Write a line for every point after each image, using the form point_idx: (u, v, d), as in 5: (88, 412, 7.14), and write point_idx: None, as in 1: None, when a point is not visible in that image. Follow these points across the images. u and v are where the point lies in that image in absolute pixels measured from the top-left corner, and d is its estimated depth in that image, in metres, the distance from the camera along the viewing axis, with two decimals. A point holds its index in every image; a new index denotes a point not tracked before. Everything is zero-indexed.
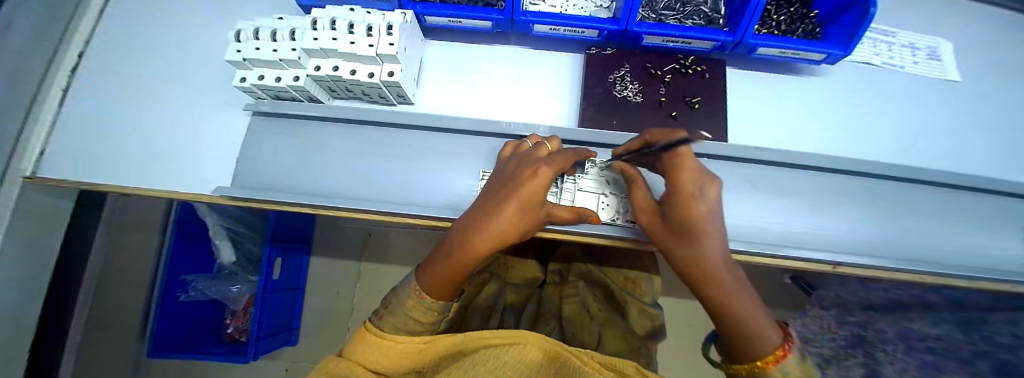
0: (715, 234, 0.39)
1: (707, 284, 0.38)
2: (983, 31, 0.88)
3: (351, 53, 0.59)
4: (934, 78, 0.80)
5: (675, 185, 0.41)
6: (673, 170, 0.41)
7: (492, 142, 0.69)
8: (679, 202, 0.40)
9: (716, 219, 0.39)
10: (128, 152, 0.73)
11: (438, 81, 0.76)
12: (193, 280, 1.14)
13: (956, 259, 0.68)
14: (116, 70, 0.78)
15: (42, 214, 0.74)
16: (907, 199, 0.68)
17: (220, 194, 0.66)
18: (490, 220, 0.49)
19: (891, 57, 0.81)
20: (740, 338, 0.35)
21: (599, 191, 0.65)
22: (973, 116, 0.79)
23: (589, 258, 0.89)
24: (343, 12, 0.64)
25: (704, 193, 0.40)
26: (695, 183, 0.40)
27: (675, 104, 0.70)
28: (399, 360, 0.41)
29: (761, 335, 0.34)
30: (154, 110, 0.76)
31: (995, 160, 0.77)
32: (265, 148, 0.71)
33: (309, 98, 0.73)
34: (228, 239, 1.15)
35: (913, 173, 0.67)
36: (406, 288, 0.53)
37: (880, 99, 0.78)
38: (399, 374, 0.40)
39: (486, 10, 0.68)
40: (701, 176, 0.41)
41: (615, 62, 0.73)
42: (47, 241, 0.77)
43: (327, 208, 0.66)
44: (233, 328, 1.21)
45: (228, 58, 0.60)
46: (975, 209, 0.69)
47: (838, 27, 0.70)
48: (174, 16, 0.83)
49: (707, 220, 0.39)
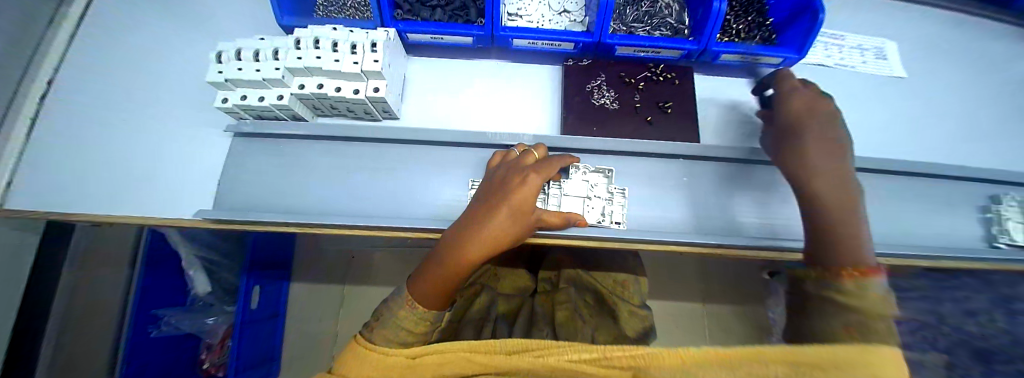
0: (829, 177, 0.56)
1: (835, 220, 0.53)
2: (920, 32, 0.97)
3: (336, 70, 0.60)
4: (881, 76, 0.88)
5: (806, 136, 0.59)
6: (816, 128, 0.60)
7: (477, 152, 0.70)
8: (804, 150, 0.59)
9: (831, 167, 0.57)
10: (102, 180, 0.71)
11: (422, 95, 0.78)
12: (166, 314, 1.07)
13: (916, 239, 0.73)
14: (84, 94, 0.76)
15: (9, 249, 0.70)
16: (868, 187, 0.73)
17: (202, 217, 0.64)
18: (481, 226, 0.50)
19: (841, 58, 0.88)
20: (844, 250, 0.50)
21: (585, 195, 0.67)
22: (918, 108, 0.86)
23: (578, 263, 0.89)
24: (326, 31, 0.65)
25: (824, 145, 0.58)
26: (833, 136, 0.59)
27: (650, 109, 0.73)
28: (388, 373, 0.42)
29: (856, 251, 0.49)
30: (131, 136, 0.74)
31: (941, 148, 0.83)
32: (248, 169, 0.70)
33: (292, 116, 0.73)
34: (202, 268, 1.10)
35: (872, 162, 0.72)
36: (397, 299, 0.53)
37: (836, 96, 0.84)
38: None
39: (466, 26, 0.70)
40: (819, 135, 0.59)
41: (592, 71, 0.77)
42: (16, 277, 0.72)
43: (312, 225, 0.65)
44: (209, 362, 1.19)
45: (210, 79, 0.60)
46: (928, 193, 0.75)
47: (792, 33, 0.76)
48: (146, 38, 0.82)
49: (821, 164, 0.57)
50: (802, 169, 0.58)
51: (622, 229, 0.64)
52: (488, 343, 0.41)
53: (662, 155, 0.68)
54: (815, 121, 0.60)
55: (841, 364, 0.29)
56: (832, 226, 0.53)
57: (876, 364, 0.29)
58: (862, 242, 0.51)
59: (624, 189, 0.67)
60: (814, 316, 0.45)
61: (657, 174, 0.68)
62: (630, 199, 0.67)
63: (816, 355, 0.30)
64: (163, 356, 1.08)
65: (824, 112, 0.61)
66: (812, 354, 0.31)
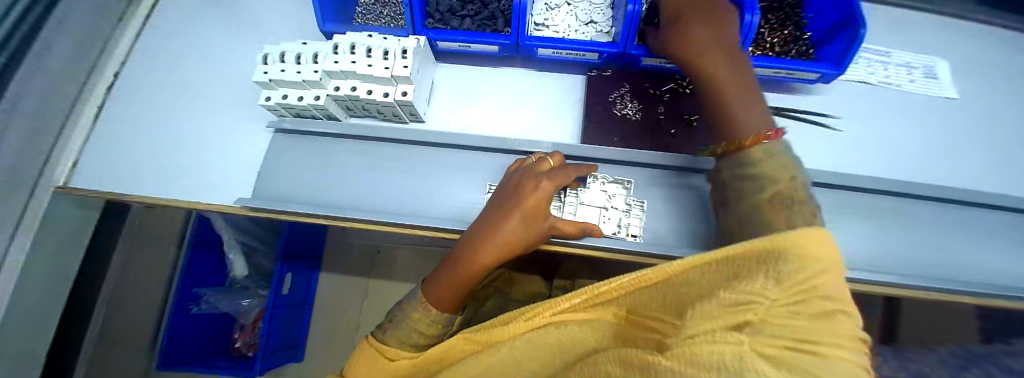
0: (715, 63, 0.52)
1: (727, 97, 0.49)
2: (981, 50, 0.89)
3: (369, 75, 0.64)
4: (932, 96, 0.82)
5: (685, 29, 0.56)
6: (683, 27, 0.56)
7: (497, 158, 0.72)
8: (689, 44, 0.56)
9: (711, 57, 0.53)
10: (156, 165, 0.79)
11: (448, 100, 0.81)
12: (206, 293, 1.17)
13: (964, 276, 0.67)
14: (147, 87, 0.85)
15: (69, 224, 0.79)
16: (912, 215, 0.68)
17: (242, 205, 0.69)
18: (494, 232, 0.52)
19: (887, 75, 0.83)
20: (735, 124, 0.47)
21: (602, 206, 0.66)
22: (975, 132, 0.79)
23: (593, 273, 0.89)
24: (361, 37, 0.69)
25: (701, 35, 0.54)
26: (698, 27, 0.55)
27: (674, 122, 0.72)
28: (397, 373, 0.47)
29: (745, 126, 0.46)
30: (183, 126, 0.82)
31: (1000, 177, 0.76)
32: (284, 163, 0.76)
33: (328, 116, 0.77)
34: (242, 253, 1.17)
35: (917, 189, 0.66)
36: (412, 301, 0.55)
37: (879, 115, 0.79)
38: None
39: (493, 35, 0.73)
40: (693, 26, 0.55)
41: (616, 82, 0.77)
42: (74, 246, 0.82)
43: (340, 218, 0.69)
44: (241, 342, 1.24)
45: (256, 79, 0.66)
46: (982, 226, 0.68)
47: (831, 48, 0.72)
48: (204, 40, 0.91)
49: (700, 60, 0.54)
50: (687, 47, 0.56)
51: (638, 243, 0.64)
52: (484, 323, 0.44)
53: (683, 169, 0.67)
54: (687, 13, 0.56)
55: (779, 254, 0.25)
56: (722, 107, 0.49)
57: (802, 249, 0.25)
58: (747, 114, 0.47)
59: (641, 202, 0.67)
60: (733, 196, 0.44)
61: (678, 187, 0.67)
62: (647, 211, 0.66)
63: (761, 247, 0.26)
64: (200, 332, 1.18)
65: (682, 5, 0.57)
66: (755, 247, 0.26)
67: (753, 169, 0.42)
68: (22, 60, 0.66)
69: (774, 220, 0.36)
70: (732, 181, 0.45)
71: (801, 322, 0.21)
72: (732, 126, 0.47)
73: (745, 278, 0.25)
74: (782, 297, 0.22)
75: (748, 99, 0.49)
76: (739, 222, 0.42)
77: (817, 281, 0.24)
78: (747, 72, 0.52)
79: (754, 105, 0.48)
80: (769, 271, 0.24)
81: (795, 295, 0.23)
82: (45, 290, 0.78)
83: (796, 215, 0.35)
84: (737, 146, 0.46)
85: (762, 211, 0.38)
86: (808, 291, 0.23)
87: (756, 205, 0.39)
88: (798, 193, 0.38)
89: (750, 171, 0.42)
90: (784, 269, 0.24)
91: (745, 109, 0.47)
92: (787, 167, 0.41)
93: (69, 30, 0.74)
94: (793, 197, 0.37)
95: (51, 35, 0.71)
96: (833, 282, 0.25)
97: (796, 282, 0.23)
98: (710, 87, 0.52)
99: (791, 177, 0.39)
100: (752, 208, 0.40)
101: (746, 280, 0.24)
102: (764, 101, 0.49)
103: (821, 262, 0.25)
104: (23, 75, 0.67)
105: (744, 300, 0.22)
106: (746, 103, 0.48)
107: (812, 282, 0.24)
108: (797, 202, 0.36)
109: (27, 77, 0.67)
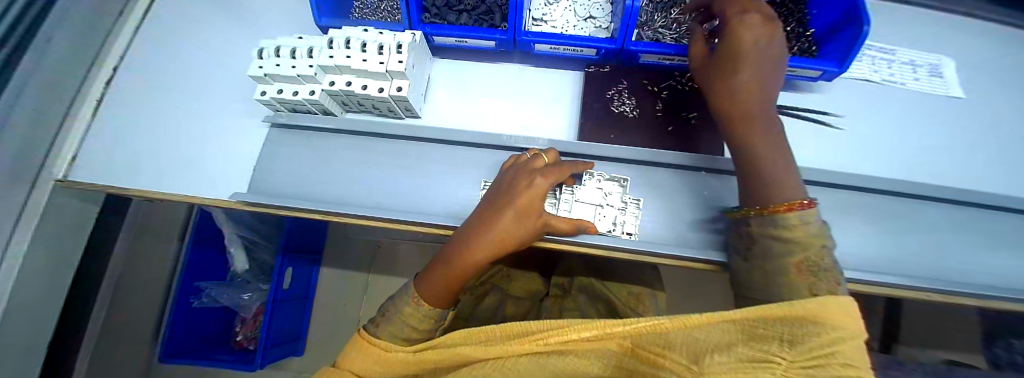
0: (756, 121, 0.51)
1: (765, 159, 0.49)
2: (987, 48, 0.87)
3: (364, 70, 0.63)
4: (937, 95, 0.80)
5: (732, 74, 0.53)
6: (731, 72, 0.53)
7: (493, 154, 0.71)
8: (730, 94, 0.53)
9: (755, 113, 0.51)
10: (153, 160, 0.79)
11: (445, 96, 0.80)
12: (206, 287, 1.16)
13: (965, 277, 0.66)
14: (146, 82, 0.85)
15: (70, 218, 0.80)
16: (915, 215, 0.66)
17: (238, 199, 0.69)
18: (489, 229, 0.51)
19: (891, 73, 0.81)
20: (767, 189, 0.47)
21: (597, 203, 0.66)
22: (981, 132, 0.78)
23: (594, 271, 0.88)
24: (357, 32, 0.69)
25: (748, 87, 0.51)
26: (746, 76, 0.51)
27: (673, 119, 0.71)
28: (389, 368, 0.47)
29: (781, 193, 0.46)
30: (180, 122, 0.82)
31: (1007, 177, 0.75)
32: (281, 157, 0.75)
33: (324, 111, 0.77)
34: (242, 246, 1.18)
35: (919, 189, 0.65)
36: (406, 295, 0.55)
37: (883, 114, 0.77)
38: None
39: (489, 30, 0.72)
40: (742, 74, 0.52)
41: (614, 78, 0.76)
42: (75, 240, 0.83)
43: (336, 214, 0.69)
44: (242, 335, 1.26)
45: (251, 74, 0.65)
46: (987, 227, 0.67)
47: (833, 45, 0.71)
48: (202, 35, 0.90)
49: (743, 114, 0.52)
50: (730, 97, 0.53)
51: (634, 240, 0.63)
52: (482, 331, 0.40)
53: (681, 166, 0.66)
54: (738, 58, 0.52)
55: (804, 320, 0.28)
56: (758, 168, 0.49)
57: (827, 317, 0.28)
58: (784, 179, 0.47)
59: (637, 200, 0.66)
60: (763, 259, 0.46)
61: (675, 185, 0.66)
62: (643, 209, 0.66)
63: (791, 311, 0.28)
64: (201, 325, 1.19)
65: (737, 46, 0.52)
66: (782, 311, 0.28)
67: (785, 235, 0.43)
68: (23, 54, 0.66)
69: (798, 287, 0.40)
70: (760, 238, 0.47)
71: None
72: (768, 199, 0.47)
73: (765, 340, 0.27)
74: (797, 359, 0.26)
75: (785, 163, 0.48)
76: (763, 274, 0.45)
77: (840, 348, 0.27)
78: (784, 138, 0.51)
79: (789, 170, 0.48)
80: (791, 336, 0.27)
81: (812, 359, 0.26)
82: (46, 283, 0.78)
83: (822, 283, 0.39)
84: (770, 213, 0.45)
85: (788, 276, 0.41)
86: (827, 356, 0.26)
87: (784, 267, 0.42)
88: (825, 259, 0.41)
89: (779, 234, 0.44)
90: (801, 334, 0.27)
91: (786, 185, 0.46)
92: (819, 235, 0.42)
93: (70, 24, 0.74)
94: (820, 264, 0.40)
95: (52, 29, 0.71)
96: (857, 350, 0.28)
97: (813, 346, 0.26)
98: (751, 155, 0.50)
99: (822, 244, 0.41)
100: (777, 267, 0.43)
101: (763, 342, 0.27)
102: (800, 175, 0.48)
103: (849, 331, 0.28)
104: (24, 69, 0.67)
105: (763, 360, 0.26)
106: (783, 167, 0.48)
107: (832, 348, 0.26)
108: (824, 269, 0.40)
109: (27, 71, 0.67)
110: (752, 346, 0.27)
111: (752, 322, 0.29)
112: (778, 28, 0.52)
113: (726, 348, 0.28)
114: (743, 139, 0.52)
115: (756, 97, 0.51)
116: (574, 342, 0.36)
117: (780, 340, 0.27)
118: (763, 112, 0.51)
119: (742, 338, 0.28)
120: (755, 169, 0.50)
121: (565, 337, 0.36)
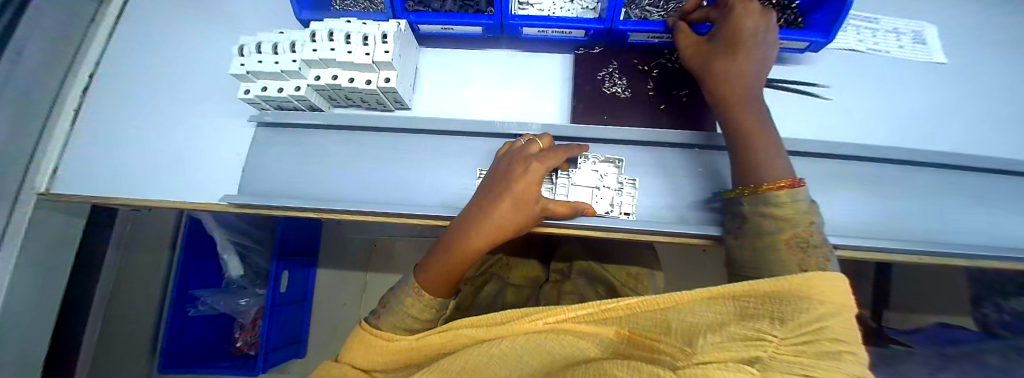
0: (748, 105, 0.52)
1: (756, 140, 0.49)
2: (968, 13, 0.88)
3: (349, 62, 0.62)
4: (921, 62, 0.81)
5: (727, 60, 0.54)
6: (727, 58, 0.54)
7: (487, 142, 0.71)
8: (724, 79, 0.54)
9: (748, 97, 0.52)
10: (136, 167, 0.76)
11: (434, 86, 0.79)
12: (203, 294, 1.16)
13: (950, 238, 0.68)
14: (124, 88, 0.81)
15: (55, 232, 0.78)
16: (902, 180, 0.68)
17: (229, 202, 0.68)
18: (485, 218, 0.51)
19: (876, 42, 0.82)
20: (758, 168, 0.48)
21: (592, 186, 0.66)
22: (965, 97, 0.79)
23: (591, 253, 0.89)
24: (340, 23, 0.67)
25: (741, 72, 0.53)
26: (741, 63, 0.53)
27: (664, 97, 0.71)
28: (388, 357, 0.46)
29: (771, 173, 0.46)
30: (163, 127, 0.79)
31: (990, 139, 0.77)
32: (270, 157, 0.74)
33: (311, 107, 0.75)
34: (236, 253, 1.16)
35: (905, 154, 0.67)
36: (408, 285, 0.55)
37: (869, 83, 0.78)
38: (388, 367, 0.47)
39: (475, 16, 0.70)
40: (735, 61, 0.53)
41: (604, 59, 0.75)
42: (63, 255, 0.81)
43: (330, 212, 0.68)
44: (242, 341, 1.23)
45: (232, 72, 0.63)
46: (970, 188, 0.69)
47: (820, 16, 0.71)
48: (178, 35, 0.87)
49: (736, 98, 0.52)
50: (725, 80, 0.53)
51: (631, 220, 0.63)
52: (485, 317, 0.42)
53: (675, 144, 0.67)
54: (737, 45, 0.53)
55: (791, 295, 0.29)
56: (749, 150, 0.49)
57: (817, 291, 0.29)
58: (774, 160, 0.47)
59: (632, 180, 0.66)
60: (750, 234, 0.47)
61: (668, 164, 0.67)
62: (639, 189, 0.66)
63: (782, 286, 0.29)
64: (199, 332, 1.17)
65: (737, 33, 0.54)
66: (767, 288, 0.30)
67: (777, 212, 0.43)
68: None
69: (789, 263, 0.41)
70: (750, 217, 0.47)
71: (809, 361, 0.24)
72: (756, 172, 0.48)
73: (756, 318, 0.28)
74: (787, 335, 0.26)
75: (775, 145, 0.49)
76: (751, 251, 0.46)
77: (827, 324, 0.27)
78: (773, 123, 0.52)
79: (778, 151, 0.48)
80: (779, 312, 0.28)
81: (800, 336, 0.26)
82: (37, 300, 0.76)
83: (809, 259, 0.40)
84: (761, 191, 0.46)
85: (778, 252, 0.42)
86: (816, 332, 0.26)
87: (773, 244, 0.43)
88: (813, 236, 0.41)
89: (771, 211, 0.44)
90: (788, 310, 0.28)
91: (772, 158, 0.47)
92: (808, 213, 0.43)
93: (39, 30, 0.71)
94: (810, 241, 0.41)
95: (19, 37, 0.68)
96: (845, 325, 0.28)
97: (799, 323, 0.26)
98: (739, 131, 0.51)
99: (810, 221, 0.42)
100: (765, 244, 0.44)
101: (754, 320, 0.28)
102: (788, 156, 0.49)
103: (836, 305, 0.29)
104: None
105: (756, 338, 0.26)
106: (773, 148, 0.49)
107: (823, 323, 0.27)
108: (812, 245, 0.41)
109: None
110: (745, 325, 0.28)
111: (745, 303, 0.30)
112: (773, 18, 0.54)
113: (719, 328, 0.28)
114: (734, 121, 0.52)
115: (748, 83, 0.53)
116: (572, 325, 0.37)
117: (770, 318, 0.28)
118: (757, 97, 0.52)
119: (734, 317, 0.30)
120: (746, 151, 0.50)
121: (565, 316, 0.37)
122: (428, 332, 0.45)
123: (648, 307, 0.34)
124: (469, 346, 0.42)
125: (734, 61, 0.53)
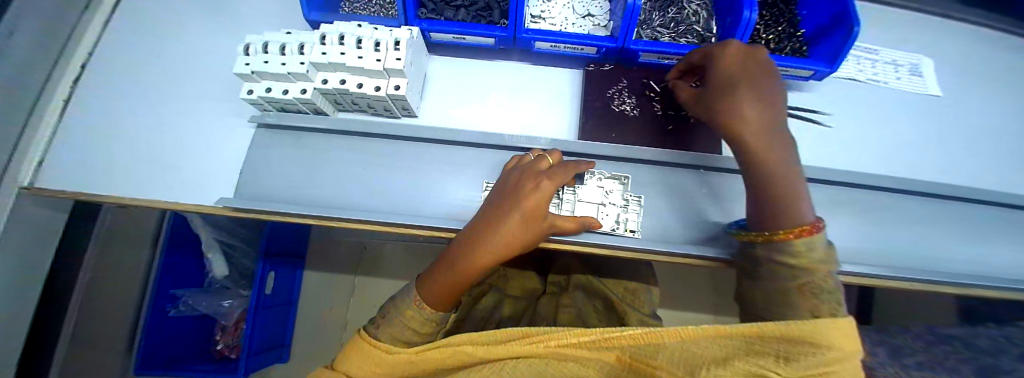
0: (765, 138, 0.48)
1: (773, 179, 0.47)
2: (958, 46, 0.92)
3: (359, 67, 0.61)
4: (917, 93, 0.84)
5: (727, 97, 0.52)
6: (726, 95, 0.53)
7: (495, 154, 0.70)
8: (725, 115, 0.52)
9: (766, 130, 0.49)
10: (127, 164, 0.73)
11: (441, 94, 0.78)
12: (184, 294, 1.11)
13: (945, 267, 0.70)
14: (120, 81, 0.78)
15: (39, 224, 0.74)
16: (899, 209, 0.70)
17: (223, 205, 0.65)
18: (493, 234, 0.50)
19: (875, 72, 0.85)
20: (779, 211, 0.45)
21: (599, 202, 0.66)
22: (957, 129, 0.82)
23: (589, 269, 0.88)
24: (351, 28, 0.66)
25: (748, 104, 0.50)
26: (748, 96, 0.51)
27: (672, 117, 0.72)
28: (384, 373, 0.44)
29: (792, 216, 0.44)
30: (159, 123, 0.77)
31: (979, 172, 0.79)
32: (269, 159, 0.72)
33: (316, 111, 0.74)
34: (221, 252, 1.13)
35: (900, 184, 0.69)
36: (407, 298, 0.53)
37: (867, 112, 0.81)
38: None
39: (489, 27, 0.70)
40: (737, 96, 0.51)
41: (613, 77, 0.76)
42: (43, 250, 0.77)
43: (330, 218, 0.66)
44: (223, 344, 1.21)
45: (236, 71, 0.61)
46: (962, 218, 0.71)
47: (824, 46, 0.74)
48: (178, 29, 0.85)
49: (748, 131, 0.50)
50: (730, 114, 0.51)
51: (637, 239, 0.63)
52: (488, 334, 0.40)
53: (681, 165, 0.67)
54: (735, 82, 0.52)
55: (799, 338, 0.28)
56: (769, 191, 0.47)
57: (830, 339, 0.28)
58: (795, 201, 0.45)
59: (638, 197, 0.66)
60: (760, 282, 0.47)
61: (672, 183, 0.67)
62: (643, 206, 0.66)
63: (791, 328, 0.29)
64: (182, 334, 1.13)
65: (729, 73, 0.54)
66: (770, 329, 0.30)
67: (789, 261, 0.43)
68: None
69: (800, 308, 0.41)
70: (765, 263, 0.47)
71: None
72: (777, 214, 0.46)
73: (761, 355, 0.28)
74: (792, 374, 0.26)
75: (796, 182, 0.46)
76: (762, 295, 0.46)
77: (835, 370, 0.27)
78: (793, 155, 0.48)
79: (799, 188, 0.46)
80: (785, 353, 0.28)
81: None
82: (14, 299, 0.72)
83: (824, 304, 0.39)
84: (779, 237, 0.45)
85: (788, 297, 0.42)
86: (823, 376, 0.26)
87: (785, 290, 0.42)
88: (827, 282, 0.41)
89: (783, 260, 0.43)
90: (795, 352, 0.28)
91: (791, 197, 0.45)
92: (823, 261, 0.42)
93: (31, 16, 0.67)
94: (822, 287, 0.41)
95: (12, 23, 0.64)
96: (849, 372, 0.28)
97: (807, 366, 0.26)
98: (755, 168, 0.49)
99: (826, 269, 0.42)
100: (777, 292, 0.44)
101: (760, 357, 0.28)
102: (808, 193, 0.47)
103: (844, 351, 0.29)
104: None
105: (758, 373, 0.26)
106: (794, 186, 0.46)
107: (828, 370, 0.27)
108: (826, 291, 0.40)
109: None
110: (748, 360, 0.27)
111: (749, 340, 0.31)
112: (759, 57, 0.54)
113: (725, 363, 0.28)
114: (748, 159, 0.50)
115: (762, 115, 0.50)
116: (576, 350, 0.36)
117: (775, 357, 0.28)
118: (775, 129, 0.49)
119: (742, 352, 0.29)
120: (765, 192, 0.47)
121: (567, 341, 0.37)
122: (425, 347, 0.43)
123: (650, 337, 0.34)
124: (462, 363, 0.40)
125: (736, 94, 0.51)
